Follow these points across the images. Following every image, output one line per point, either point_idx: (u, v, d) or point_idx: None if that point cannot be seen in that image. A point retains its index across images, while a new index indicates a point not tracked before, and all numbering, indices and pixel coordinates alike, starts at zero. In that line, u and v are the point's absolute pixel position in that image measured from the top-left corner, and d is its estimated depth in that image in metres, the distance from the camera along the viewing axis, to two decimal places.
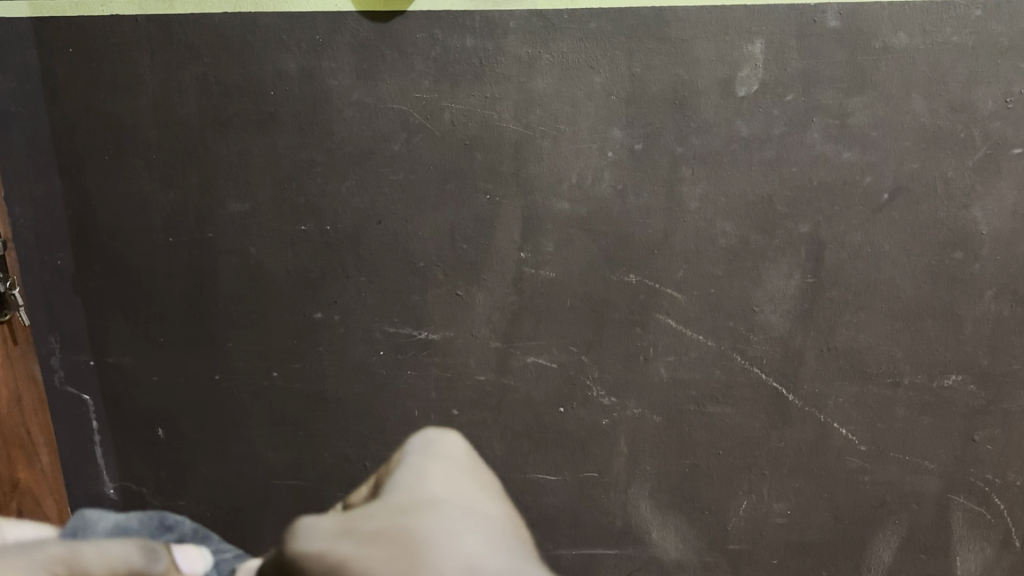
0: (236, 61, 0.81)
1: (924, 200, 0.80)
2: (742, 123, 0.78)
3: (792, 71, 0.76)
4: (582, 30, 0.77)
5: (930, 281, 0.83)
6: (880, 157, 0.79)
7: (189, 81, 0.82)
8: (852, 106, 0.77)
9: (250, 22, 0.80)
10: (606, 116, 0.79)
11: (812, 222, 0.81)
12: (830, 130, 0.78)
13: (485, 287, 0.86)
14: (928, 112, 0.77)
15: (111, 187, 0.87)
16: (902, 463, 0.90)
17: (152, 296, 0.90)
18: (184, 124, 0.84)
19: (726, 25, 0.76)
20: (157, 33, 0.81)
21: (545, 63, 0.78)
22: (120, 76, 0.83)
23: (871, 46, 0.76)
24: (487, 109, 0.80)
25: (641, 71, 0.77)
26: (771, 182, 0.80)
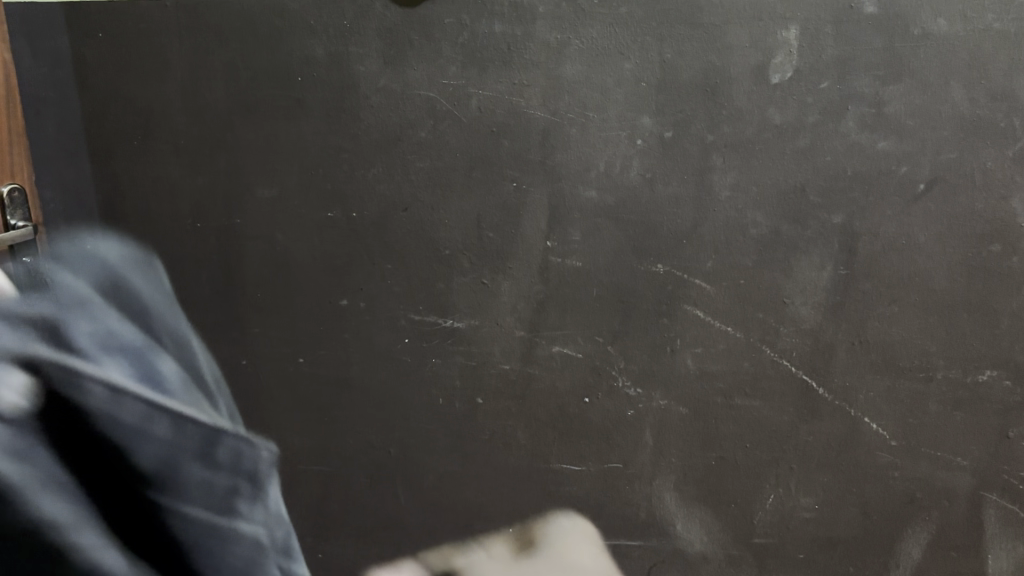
0: (264, 47, 0.81)
1: (961, 191, 0.78)
2: (775, 110, 0.77)
3: (827, 58, 0.75)
4: (612, 14, 0.76)
5: (966, 275, 0.81)
6: (916, 147, 0.77)
7: (217, 67, 0.82)
8: (888, 94, 0.75)
9: (278, 8, 0.80)
10: (637, 103, 0.78)
11: (845, 212, 0.80)
12: (865, 118, 0.76)
13: (510, 275, 0.85)
14: (967, 101, 0.75)
15: (140, 172, 0.87)
16: (934, 459, 0.88)
17: (179, 282, 0.91)
18: (213, 109, 0.84)
19: (760, 10, 0.74)
20: (186, 18, 0.81)
21: (574, 49, 0.77)
22: (149, 61, 0.83)
23: (909, 32, 0.74)
24: (515, 95, 0.79)
25: (672, 57, 0.76)
26: (803, 171, 0.78)
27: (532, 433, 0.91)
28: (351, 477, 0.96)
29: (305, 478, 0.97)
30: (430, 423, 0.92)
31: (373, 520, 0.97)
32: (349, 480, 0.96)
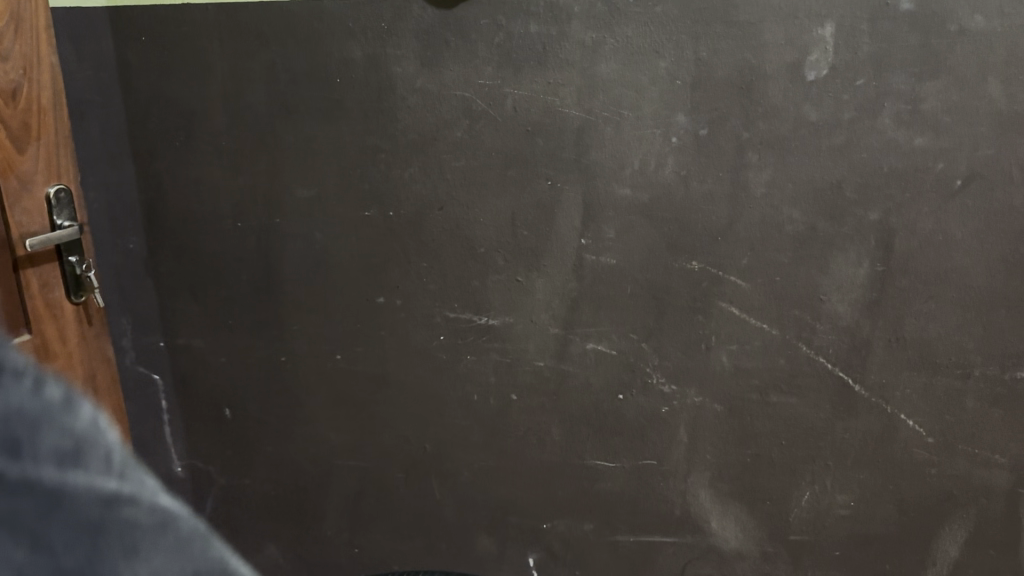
0: (303, 49, 0.83)
1: (999, 187, 0.78)
2: (811, 107, 0.77)
3: (862, 55, 0.75)
4: (647, 14, 0.76)
5: (1004, 271, 0.81)
6: (953, 143, 0.77)
7: (257, 69, 0.84)
8: (924, 90, 0.75)
9: (317, 10, 0.81)
10: (671, 101, 0.78)
11: (881, 209, 0.80)
12: (901, 115, 0.76)
13: (545, 273, 0.86)
14: (1004, 96, 0.75)
15: (182, 172, 0.90)
16: (971, 455, 0.88)
17: (222, 279, 0.93)
18: (252, 110, 0.86)
19: (796, 8, 0.74)
20: (226, 22, 0.83)
21: (609, 48, 0.78)
22: (191, 64, 0.85)
23: (945, 29, 0.73)
24: (550, 94, 0.80)
25: (707, 56, 0.77)
26: (839, 167, 0.78)
27: (566, 428, 0.92)
28: (388, 472, 0.98)
29: (343, 471, 0.98)
30: (464, 419, 0.94)
31: (410, 514, 0.99)
32: (387, 475, 0.98)
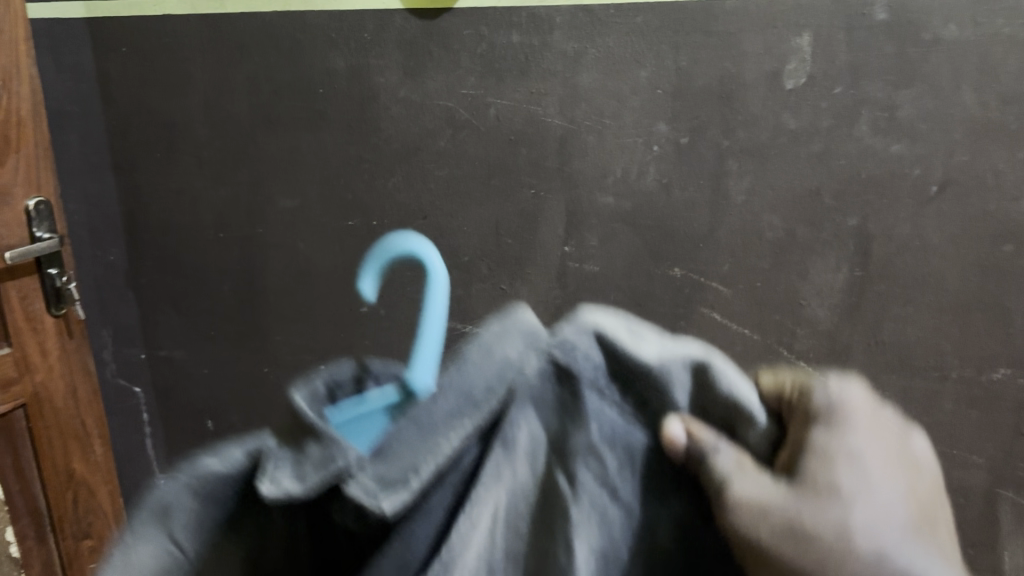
0: (285, 60, 0.83)
1: (974, 193, 0.78)
2: (790, 115, 0.78)
3: (840, 64, 0.76)
4: (628, 24, 0.77)
5: (980, 274, 0.81)
6: (929, 150, 0.77)
7: (240, 80, 0.85)
8: (900, 98, 0.76)
9: (299, 21, 0.81)
10: (652, 111, 0.79)
11: (859, 215, 0.81)
12: (878, 122, 0.77)
13: (529, 281, 0.87)
14: (978, 104, 0.75)
15: (163, 184, 0.91)
16: (948, 455, 0.90)
17: (206, 289, 0.95)
18: (235, 121, 0.86)
19: (775, 18, 0.75)
20: (208, 33, 0.83)
21: (591, 58, 0.79)
22: (172, 76, 0.86)
23: (920, 37, 0.74)
24: (533, 104, 0.81)
25: (687, 66, 0.77)
26: (818, 174, 0.80)
27: None
28: None
29: None
30: None
31: None
32: None
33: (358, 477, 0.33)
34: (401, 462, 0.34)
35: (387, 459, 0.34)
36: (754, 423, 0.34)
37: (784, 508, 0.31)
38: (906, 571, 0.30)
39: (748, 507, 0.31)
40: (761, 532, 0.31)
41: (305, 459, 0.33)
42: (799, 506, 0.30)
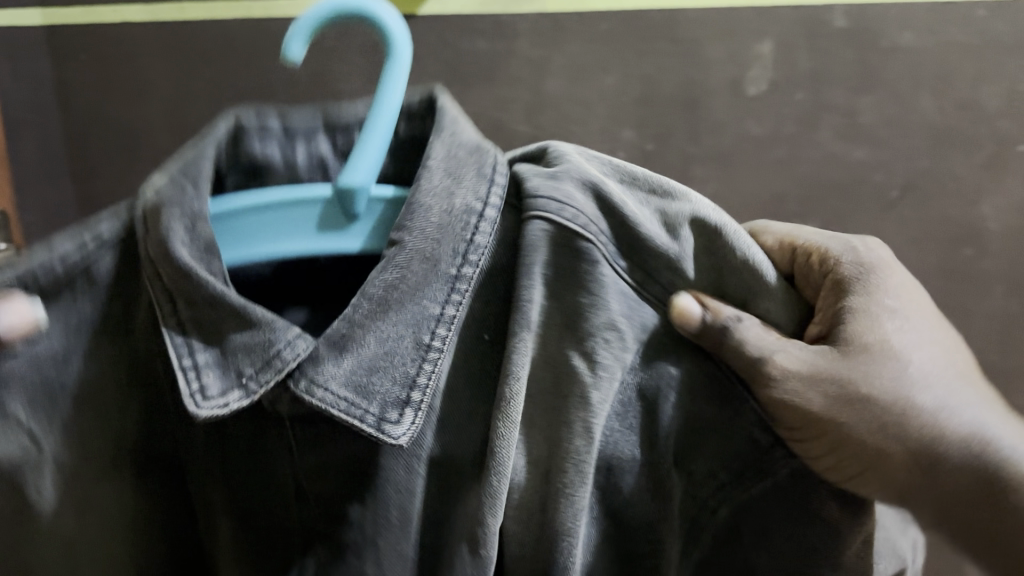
0: (249, 66, 0.82)
1: (934, 198, 0.79)
2: (753, 121, 0.79)
3: (801, 71, 0.77)
4: (593, 31, 0.77)
5: (941, 278, 0.82)
6: (891, 155, 0.78)
7: (202, 87, 0.84)
8: (861, 104, 0.77)
9: (261, 28, 0.81)
10: (618, 117, 0.80)
11: (822, 220, 0.81)
12: (840, 128, 0.78)
13: None
14: (935, 109, 0.77)
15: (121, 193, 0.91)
16: None
17: None
18: (195, 128, 0.86)
19: (736, 25, 0.76)
20: (169, 39, 0.83)
21: (556, 65, 0.79)
22: (130, 82, 0.85)
23: (878, 44, 0.76)
24: (499, 110, 0.81)
25: (652, 72, 0.78)
26: (782, 179, 0.80)
27: None
28: None
29: None
30: None
31: None
32: None
33: (327, 387, 0.45)
34: (388, 374, 0.45)
35: (353, 354, 0.45)
36: (769, 283, 0.44)
37: (836, 373, 0.43)
38: (953, 412, 0.43)
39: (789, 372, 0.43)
40: (800, 378, 0.43)
41: (197, 245, 0.45)
42: (859, 365, 0.43)
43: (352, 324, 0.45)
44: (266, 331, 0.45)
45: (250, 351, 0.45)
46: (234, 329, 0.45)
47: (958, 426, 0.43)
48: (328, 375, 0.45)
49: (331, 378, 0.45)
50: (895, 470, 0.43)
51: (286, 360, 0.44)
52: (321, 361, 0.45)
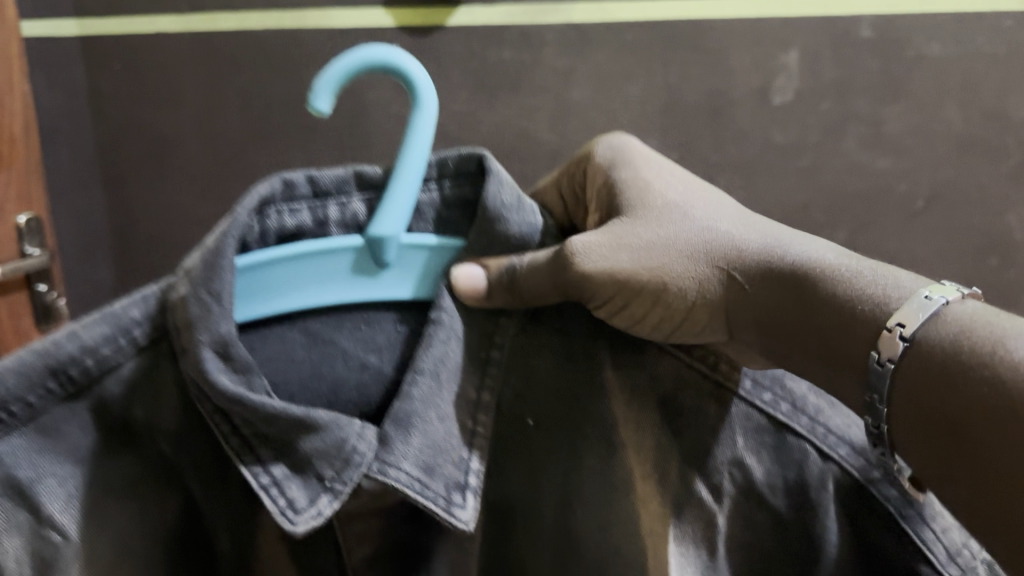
0: (282, 77, 0.85)
1: (958, 207, 0.80)
2: (777, 130, 0.79)
3: (825, 81, 0.77)
4: (618, 40, 0.78)
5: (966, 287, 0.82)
6: (915, 164, 0.79)
7: (233, 94, 0.87)
8: (885, 114, 0.77)
9: (292, 38, 0.83)
10: (642, 125, 0.80)
11: (847, 230, 0.81)
12: (864, 138, 0.78)
13: None
14: (961, 119, 0.77)
15: (153, 198, 0.95)
16: None
17: None
18: (226, 136, 0.89)
19: (761, 34, 0.76)
20: (200, 48, 0.86)
21: (581, 75, 0.79)
22: (162, 91, 0.89)
23: (904, 54, 0.76)
24: (523, 120, 0.82)
25: (677, 82, 0.78)
26: (808, 190, 0.80)
27: None
28: None
29: None
30: None
31: None
32: None
33: (400, 469, 0.30)
34: (447, 458, 0.32)
35: (415, 435, 0.31)
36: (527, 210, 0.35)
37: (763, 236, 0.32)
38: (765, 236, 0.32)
39: (595, 247, 0.32)
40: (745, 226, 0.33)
41: (244, 370, 0.29)
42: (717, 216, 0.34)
43: (405, 404, 0.31)
44: (342, 433, 0.30)
45: (321, 454, 0.30)
46: (299, 444, 0.30)
47: (746, 248, 0.32)
48: (400, 453, 0.30)
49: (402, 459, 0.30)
50: (719, 298, 0.32)
51: (363, 460, 0.30)
52: (388, 443, 0.31)
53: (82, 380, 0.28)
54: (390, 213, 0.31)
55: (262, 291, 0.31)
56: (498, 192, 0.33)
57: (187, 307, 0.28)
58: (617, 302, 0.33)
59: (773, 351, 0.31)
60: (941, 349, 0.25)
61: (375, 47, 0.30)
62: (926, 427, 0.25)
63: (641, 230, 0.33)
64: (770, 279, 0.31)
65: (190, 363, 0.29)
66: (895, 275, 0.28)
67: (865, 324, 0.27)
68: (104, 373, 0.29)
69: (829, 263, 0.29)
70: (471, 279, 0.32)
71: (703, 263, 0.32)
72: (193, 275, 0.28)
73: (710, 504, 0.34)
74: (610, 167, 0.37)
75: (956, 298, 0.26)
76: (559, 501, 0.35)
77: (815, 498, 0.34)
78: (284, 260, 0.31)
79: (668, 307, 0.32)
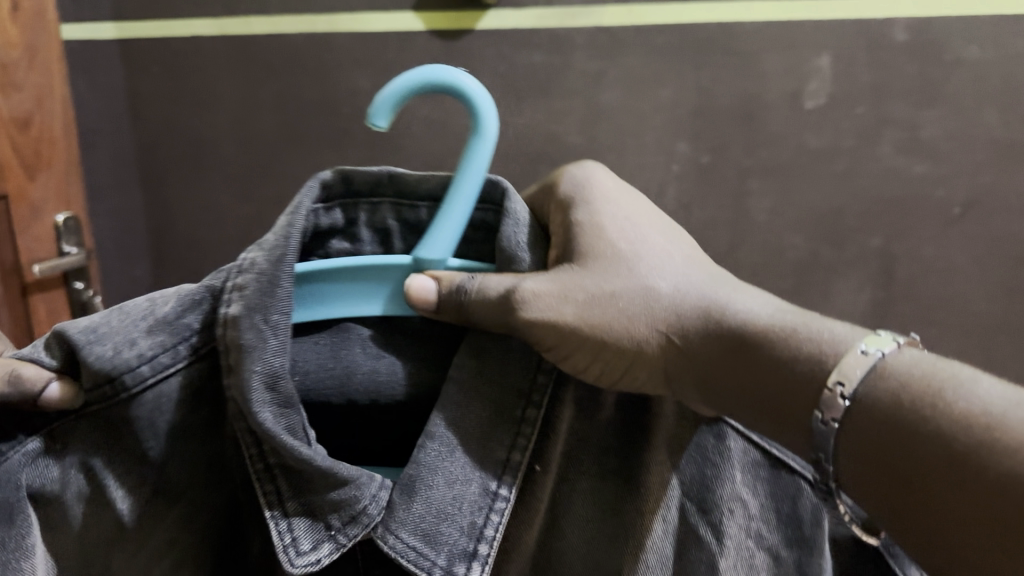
0: (315, 80, 0.86)
1: (998, 213, 0.77)
2: (811, 134, 0.78)
3: (861, 85, 0.75)
4: (649, 44, 0.77)
5: (1004, 296, 0.80)
6: (952, 170, 0.76)
7: (269, 97, 0.88)
8: (922, 118, 0.75)
9: (324, 42, 0.84)
10: (674, 129, 0.79)
11: (882, 236, 0.80)
12: (900, 144, 0.76)
13: None
14: (1002, 124, 0.74)
15: (190, 199, 0.96)
16: None
17: None
18: (261, 138, 0.90)
19: (794, 39, 0.75)
20: (235, 52, 0.87)
21: (612, 79, 0.79)
22: (200, 92, 0.90)
23: (941, 58, 0.73)
24: (554, 123, 0.81)
25: (709, 86, 0.77)
26: (842, 195, 0.79)
27: None
28: None
29: None
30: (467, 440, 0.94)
31: None
32: None
33: (398, 535, 0.30)
34: (456, 522, 0.30)
35: (418, 500, 0.30)
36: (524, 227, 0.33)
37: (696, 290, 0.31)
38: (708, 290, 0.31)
39: (546, 297, 0.30)
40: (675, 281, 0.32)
41: (285, 405, 0.28)
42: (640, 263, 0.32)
43: (414, 470, 0.30)
44: (361, 490, 0.29)
45: (336, 506, 0.29)
46: (324, 496, 0.29)
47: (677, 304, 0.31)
48: (402, 520, 0.30)
49: (403, 525, 0.30)
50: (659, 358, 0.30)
51: (372, 518, 0.30)
52: (393, 509, 0.30)
53: (134, 385, 0.29)
54: (437, 237, 0.30)
55: (303, 298, 0.31)
56: (514, 232, 0.31)
57: (230, 332, 0.28)
58: (563, 352, 0.30)
59: (718, 411, 0.30)
60: (886, 413, 0.25)
61: (433, 65, 0.29)
62: (870, 475, 0.25)
63: (585, 278, 0.31)
64: (713, 336, 0.29)
65: (236, 387, 0.28)
66: (832, 326, 0.28)
67: (806, 387, 0.27)
68: (144, 372, 0.29)
69: (766, 318, 0.29)
70: (423, 289, 0.30)
71: (653, 317, 0.31)
72: (245, 299, 0.28)
73: (710, 544, 0.32)
74: (569, 200, 0.34)
75: (892, 350, 0.26)
76: (541, 544, 0.33)
77: (810, 537, 0.33)
78: (321, 271, 0.31)
79: (614, 358, 0.30)
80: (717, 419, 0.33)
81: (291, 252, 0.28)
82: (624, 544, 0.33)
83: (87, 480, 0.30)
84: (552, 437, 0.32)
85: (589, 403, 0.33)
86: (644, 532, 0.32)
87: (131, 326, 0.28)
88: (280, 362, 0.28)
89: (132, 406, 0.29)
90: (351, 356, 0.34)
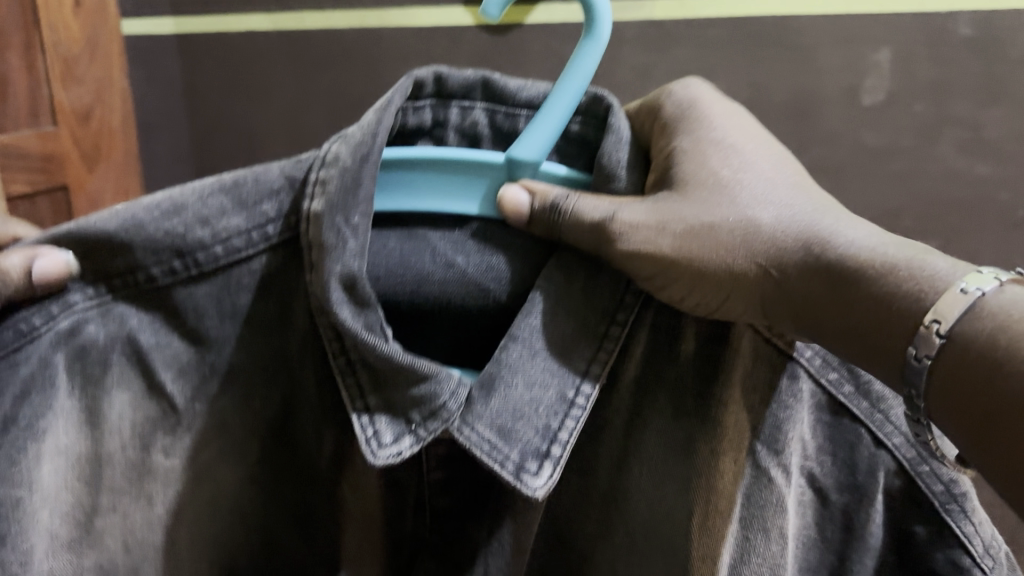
0: (364, 73, 0.87)
1: None
2: (868, 132, 0.75)
3: (921, 81, 0.73)
4: (702, 36, 0.76)
5: None
6: (1019, 172, 0.71)
7: (319, 91, 0.89)
8: (986, 117, 0.71)
9: (375, 36, 0.85)
10: None
11: (941, 240, 0.75)
12: (963, 143, 0.72)
13: None
14: None
15: None
16: None
17: None
18: (311, 132, 0.91)
19: (852, 33, 0.73)
20: (288, 46, 0.88)
21: (662, 72, 0.78)
22: (253, 86, 0.91)
23: (1005, 53, 0.70)
24: None
25: (763, 80, 0.76)
26: (899, 196, 0.75)
27: None
28: None
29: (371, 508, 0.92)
30: None
31: None
32: None
33: (472, 428, 0.30)
34: (531, 424, 0.30)
35: (497, 397, 0.30)
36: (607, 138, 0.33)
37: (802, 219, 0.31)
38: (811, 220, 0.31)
39: (642, 226, 0.31)
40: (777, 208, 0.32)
41: (366, 307, 0.29)
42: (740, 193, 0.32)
43: (493, 365, 0.30)
44: (440, 386, 0.30)
45: (418, 401, 0.30)
46: (405, 392, 0.30)
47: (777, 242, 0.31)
48: (479, 413, 0.30)
49: (479, 418, 0.30)
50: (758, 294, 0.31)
51: (451, 416, 0.30)
52: (472, 404, 0.30)
53: (207, 262, 0.31)
54: (534, 136, 0.30)
55: (399, 186, 0.31)
56: (615, 151, 0.31)
57: (319, 221, 0.30)
58: (661, 282, 0.31)
59: (813, 334, 0.31)
60: (980, 352, 0.26)
61: None
62: (957, 411, 0.26)
63: (685, 209, 0.32)
64: (813, 273, 0.30)
65: (320, 287, 0.30)
66: (934, 261, 0.28)
67: (896, 318, 0.28)
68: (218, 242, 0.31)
69: (877, 255, 0.29)
70: (517, 204, 0.30)
71: (749, 254, 0.31)
72: (329, 197, 0.30)
73: (781, 486, 0.33)
74: (670, 126, 0.34)
75: (993, 288, 0.26)
76: (615, 462, 0.35)
77: (864, 485, 0.34)
78: (428, 162, 0.30)
79: (712, 289, 0.31)
80: (792, 358, 0.34)
81: (377, 150, 0.30)
82: (693, 459, 0.34)
83: (133, 360, 0.32)
84: (627, 359, 0.34)
85: (664, 338, 0.34)
86: (715, 472, 0.34)
87: (208, 208, 0.30)
88: (357, 264, 0.29)
89: (195, 288, 0.31)
90: (421, 264, 0.32)
